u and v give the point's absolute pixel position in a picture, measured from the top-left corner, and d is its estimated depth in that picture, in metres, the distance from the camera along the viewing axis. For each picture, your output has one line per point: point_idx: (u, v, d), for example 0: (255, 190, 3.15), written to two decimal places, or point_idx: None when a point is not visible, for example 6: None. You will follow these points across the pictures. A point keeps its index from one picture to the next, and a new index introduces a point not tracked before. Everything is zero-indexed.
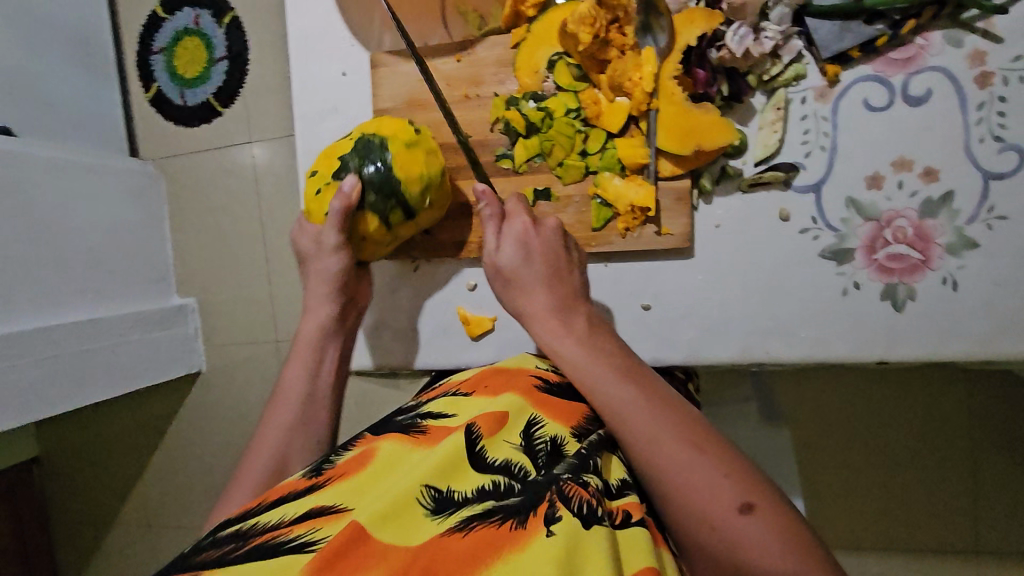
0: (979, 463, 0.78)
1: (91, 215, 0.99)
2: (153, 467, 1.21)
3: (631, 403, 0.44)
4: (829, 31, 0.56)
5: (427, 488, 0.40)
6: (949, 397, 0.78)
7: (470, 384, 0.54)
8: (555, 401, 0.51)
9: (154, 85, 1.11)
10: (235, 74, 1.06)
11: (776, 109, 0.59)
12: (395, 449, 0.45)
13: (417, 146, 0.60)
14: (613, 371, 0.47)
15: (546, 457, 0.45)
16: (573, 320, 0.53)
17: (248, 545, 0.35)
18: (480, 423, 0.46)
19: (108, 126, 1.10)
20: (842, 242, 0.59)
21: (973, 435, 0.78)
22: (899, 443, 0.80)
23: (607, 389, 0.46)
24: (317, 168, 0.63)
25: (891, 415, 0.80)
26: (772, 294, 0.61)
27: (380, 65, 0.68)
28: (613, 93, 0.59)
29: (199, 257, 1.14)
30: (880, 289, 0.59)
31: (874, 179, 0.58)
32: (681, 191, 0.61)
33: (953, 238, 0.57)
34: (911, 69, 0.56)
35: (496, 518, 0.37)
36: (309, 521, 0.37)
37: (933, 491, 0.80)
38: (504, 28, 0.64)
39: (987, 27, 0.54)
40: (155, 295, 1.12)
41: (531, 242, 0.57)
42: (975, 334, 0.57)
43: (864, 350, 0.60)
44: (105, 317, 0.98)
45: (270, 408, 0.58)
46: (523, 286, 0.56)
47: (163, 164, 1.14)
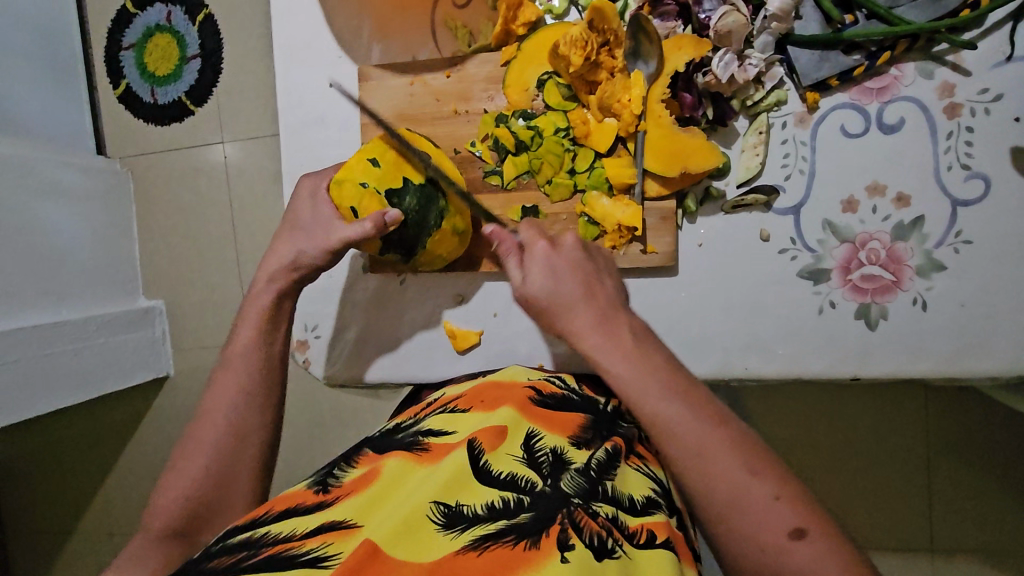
0: (936, 468, 0.82)
1: (55, 215, 0.96)
2: (117, 473, 1.18)
3: (685, 425, 0.44)
4: (809, 60, 0.58)
5: (437, 505, 0.41)
6: (910, 406, 0.82)
7: (466, 400, 0.57)
8: (548, 414, 0.55)
9: (123, 82, 1.08)
10: (209, 72, 1.04)
11: (758, 134, 0.61)
12: (399, 465, 0.46)
13: (459, 234, 0.64)
14: (658, 386, 0.46)
15: (550, 467, 0.47)
16: (617, 328, 0.50)
17: (260, 555, 0.36)
18: (481, 437, 0.48)
19: (74, 122, 1.07)
20: (818, 262, 0.62)
21: (931, 442, 0.82)
22: (863, 449, 0.84)
23: (657, 408, 0.45)
24: (377, 163, 0.58)
25: (855, 423, 0.84)
26: (751, 311, 0.63)
27: (369, 78, 0.68)
28: (602, 114, 0.60)
29: (169, 259, 1.12)
30: (854, 309, 0.61)
31: (850, 204, 0.61)
32: (668, 211, 0.62)
33: (922, 260, 0.60)
34: (886, 98, 0.59)
35: (509, 538, 0.39)
36: (320, 535, 0.38)
37: (890, 498, 0.84)
38: (494, 45, 0.64)
39: (956, 61, 0.57)
40: (121, 297, 1.09)
41: (556, 261, 0.54)
42: (941, 352, 0.60)
43: (837, 365, 0.62)
44: (68, 320, 0.95)
45: (218, 374, 0.58)
46: (559, 304, 0.52)
47: (132, 163, 1.12)
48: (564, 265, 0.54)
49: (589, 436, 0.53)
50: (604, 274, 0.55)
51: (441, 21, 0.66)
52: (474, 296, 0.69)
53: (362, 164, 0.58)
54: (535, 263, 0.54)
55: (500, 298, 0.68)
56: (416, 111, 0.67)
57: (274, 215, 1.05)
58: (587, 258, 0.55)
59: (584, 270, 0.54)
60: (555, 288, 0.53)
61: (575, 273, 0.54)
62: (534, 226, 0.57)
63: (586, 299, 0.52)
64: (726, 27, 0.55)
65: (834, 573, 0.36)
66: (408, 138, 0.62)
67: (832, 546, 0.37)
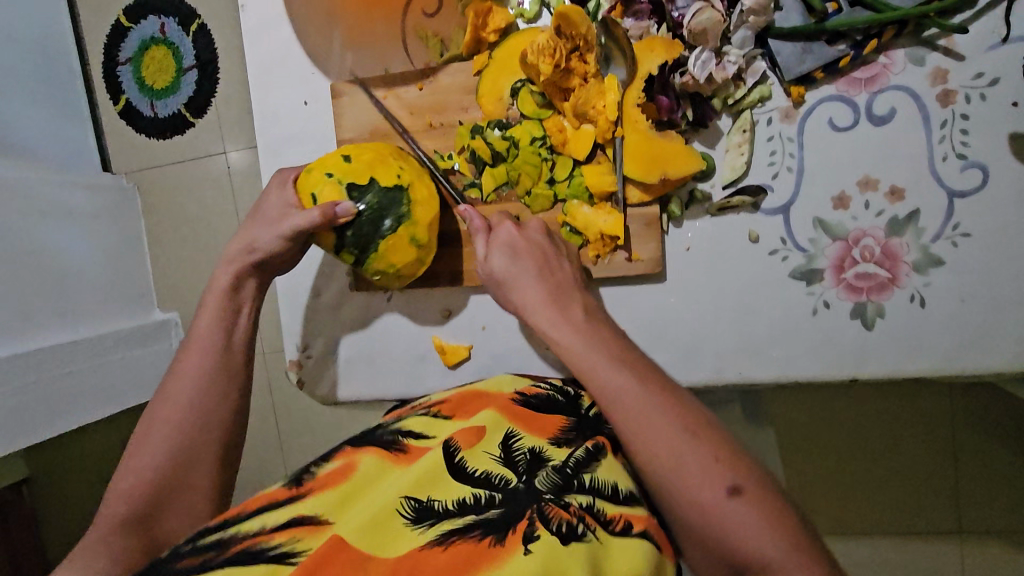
0: (960, 458, 0.80)
1: (65, 232, 0.97)
2: None
3: (631, 396, 0.44)
4: (792, 53, 0.55)
5: (407, 499, 0.43)
6: (929, 399, 0.79)
7: (449, 407, 0.56)
8: (531, 415, 0.55)
9: (123, 97, 1.07)
10: (205, 83, 1.03)
11: (742, 132, 0.58)
12: (375, 464, 0.47)
13: (418, 247, 0.61)
14: (608, 357, 0.47)
15: (527, 464, 0.47)
16: (571, 308, 0.52)
17: (228, 552, 0.38)
18: (459, 438, 0.50)
19: (77, 139, 1.07)
20: (810, 262, 0.60)
21: (953, 433, 0.79)
22: (883, 444, 0.82)
23: (605, 376, 0.45)
24: (353, 158, 0.60)
25: (875, 418, 0.81)
26: (744, 314, 0.62)
27: (341, 94, 0.66)
28: (578, 120, 0.58)
29: (178, 272, 1.12)
30: (849, 309, 0.59)
31: (841, 200, 0.58)
32: (652, 217, 0.60)
33: (919, 256, 0.57)
34: (874, 88, 0.56)
35: (475, 534, 0.40)
36: (291, 530, 0.40)
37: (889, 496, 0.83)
38: (465, 54, 0.62)
39: (948, 45, 0.54)
40: (136, 311, 1.10)
41: (517, 243, 0.56)
42: (942, 349, 0.58)
43: (835, 367, 0.60)
44: (85, 337, 0.95)
45: (180, 355, 0.58)
46: (516, 284, 0.54)
47: (138, 178, 1.12)
48: (524, 246, 0.56)
49: (572, 436, 0.52)
50: (562, 257, 0.57)
51: (412, 31, 0.65)
52: (462, 310, 0.68)
53: (337, 159, 0.61)
54: (499, 244, 0.57)
55: (488, 311, 0.68)
56: (393, 126, 0.66)
57: None
58: (548, 241, 0.57)
59: (544, 252, 0.56)
60: (514, 268, 0.55)
61: (534, 256, 0.56)
62: (503, 215, 0.60)
63: (541, 278, 0.54)
64: (699, 25, 0.53)
65: (762, 531, 0.36)
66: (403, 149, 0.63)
67: (768, 508, 0.37)
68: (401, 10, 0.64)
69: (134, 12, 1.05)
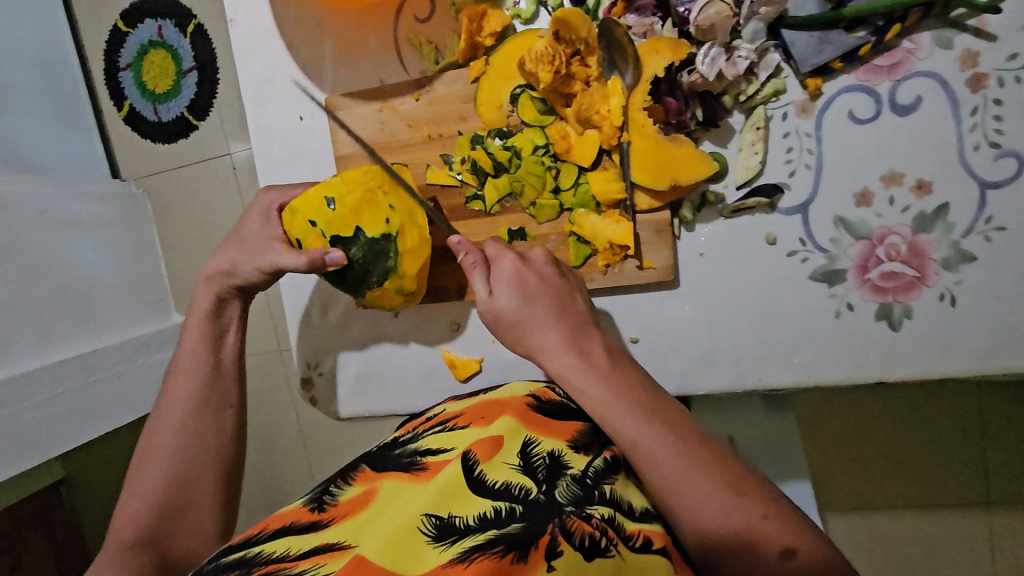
0: (992, 472, 0.73)
1: (76, 247, 0.96)
2: None
3: (663, 450, 0.42)
4: (807, 43, 0.52)
5: (429, 516, 0.40)
6: (960, 408, 0.73)
7: (465, 417, 0.54)
8: (547, 421, 0.52)
9: (127, 103, 1.06)
10: (206, 86, 1.01)
11: (756, 129, 0.55)
12: (394, 486, 0.45)
13: (404, 295, 0.60)
14: (633, 406, 0.45)
15: (546, 473, 0.45)
16: (589, 348, 0.50)
17: (253, 574, 0.36)
18: (477, 450, 0.47)
19: (85, 149, 1.06)
20: (832, 263, 0.57)
21: (984, 445, 0.73)
22: (906, 454, 0.76)
23: (632, 427, 0.44)
24: (336, 202, 0.55)
25: (898, 424, 0.75)
26: (763, 319, 0.59)
27: (336, 108, 0.65)
28: (581, 126, 0.56)
29: (191, 279, 1.12)
30: (874, 310, 0.57)
31: (863, 196, 0.55)
32: (662, 223, 0.58)
33: (949, 253, 0.54)
34: (898, 75, 0.52)
35: (496, 551, 0.37)
36: (314, 557, 0.37)
37: (953, 496, 0.75)
38: (461, 61, 0.60)
39: (979, 25, 0.50)
40: (155, 316, 1.10)
41: (525, 279, 0.52)
42: (975, 349, 0.55)
43: (860, 372, 0.58)
44: (108, 346, 0.96)
45: (170, 378, 0.59)
46: (529, 324, 0.51)
47: (147, 183, 1.10)
48: (533, 283, 0.52)
49: (587, 442, 0.50)
50: (575, 295, 0.54)
51: (404, 38, 0.62)
52: (469, 322, 0.67)
53: (317, 202, 0.56)
54: (505, 279, 0.53)
55: None
56: (391, 138, 0.64)
57: None
58: (556, 274, 0.54)
59: (554, 286, 0.53)
60: (527, 304, 0.51)
61: (544, 293, 0.52)
62: (500, 243, 0.56)
63: (556, 317, 0.51)
64: (707, 20, 0.50)
65: None
66: (388, 182, 0.58)
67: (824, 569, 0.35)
68: (391, 16, 0.62)
69: (131, 16, 1.02)
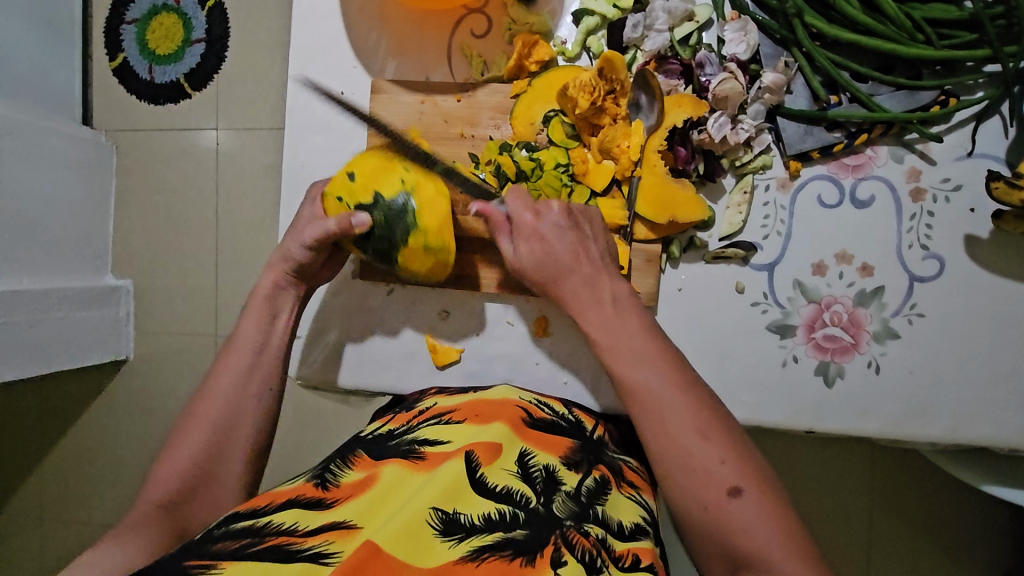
0: (877, 528, 0.86)
1: (31, 182, 0.95)
2: (65, 449, 1.19)
3: (658, 389, 0.50)
4: (795, 131, 0.63)
5: (435, 510, 0.40)
6: (859, 467, 0.86)
7: (460, 413, 0.55)
8: (539, 435, 0.54)
9: (121, 56, 1.08)
10: (211, 59, 1.05)
11: (743, 193, 0.65)
12: (396, 473, 0.45)
13: (434, 254, 0.60)
14: (633, 351, 0.53)
15: (544, 484, 0.47)
16: (601, 293, 0.56)
17: (264, 545, 0.36)
18: (478, 451, 0.47)
19: (64, 92, 1.06)
20: (786, 318, 0.66)
21: (874, 501, 0.86)
22: (811, 498, 0.87)
23: (628, 371, 0.52)
24: (354, 172, 0.60)
25: (810, 471, 0.87)
26: (722, 358, 0.67)
27: (380, 91, 0.70)
28: (601, 155, 0.64)
29: (144, 240, 1.12)
30: (814, 365, 0.65)
31: (819, 267, 0.65)
32: (653, 254, 0.65)
33: (880, 327, 0.64)
34: (860, 175, 0.64)
35: (506, 553, 0.38)
36: (322, 532, 0.37)
37: (844, 543, 0.86)
38: (506, 77, 0.67)
39: (924, 150, 0.63)
40: (89, 273, 1.09)
41: (544, 235, 0.58)
42: (888, 414, 0.64)
43: (794, 418, 0.66)
44: (28, 290, 0.93)
45: (221, 356, 0.59)
46: (551, 275, 0.58)
47: (118, 137, 1.11)
48: (547, 237, 0.58)
49: (578, 459, 0.54)
50: (590, 241, 0.59)
51: (458, 47, 0.69)
52: (459, 312, 0.71)
53: (341, 179, 0.60)
54: (524, 237, 0.59)
55: (484, 318, 0.70)
56: (424, 128, 0.69)
57: (260, 207, 1.07)
58: (568, 224, 0.59)
59: (575, 233, 0.59)
60: (546, 256, 0.58)
61: (562, 243, 0.58)
62: (520, 194, 0.60)
63: (573, 266, 0.58)
64: (723, 91, 0.60)
65: (760, 528, 0.42)
66: (409, 149, 0.61)
67: (766, 508, 0.43)
68: (450, 26, 0.69)
69: None
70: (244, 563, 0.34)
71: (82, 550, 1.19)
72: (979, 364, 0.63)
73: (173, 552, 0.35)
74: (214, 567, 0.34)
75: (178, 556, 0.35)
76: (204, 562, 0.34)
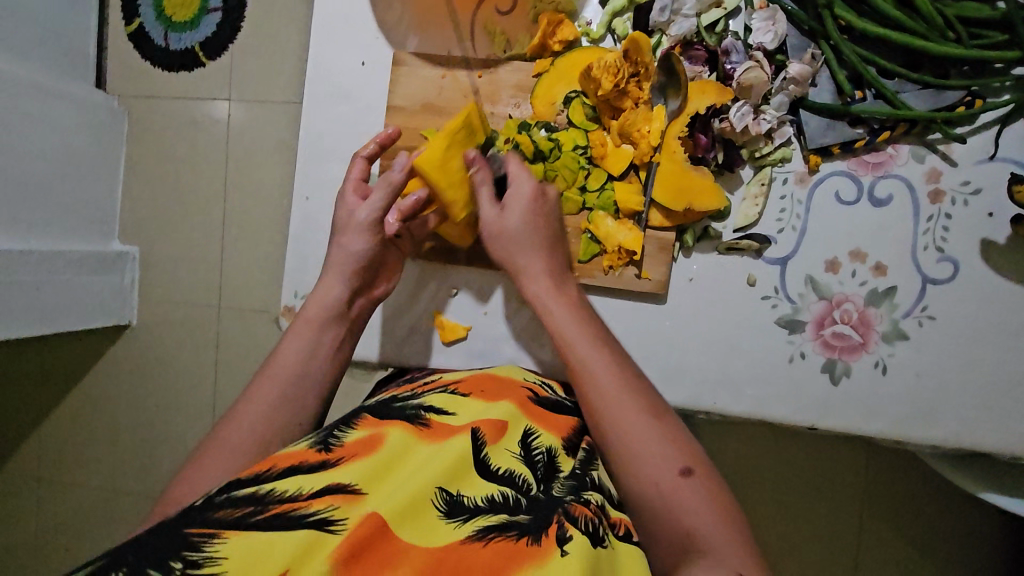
0: (864, 534, 0.86)
1: (42, 142, 0.94)
2: (65, 413, 1.20)
3: (605, 373, 0.54)
4: (818, 125, 0.62)
5: (440, 491, 0.40)
6: (849, 470, 0.86)
7: (467, 385, 0.55)
8: (543, 414, 0.54)
9: (137, 21, 1.07)
10: (227, 29, 1.05)
11: (760, 185, 0.64)
12: (401, 439, 0.45)
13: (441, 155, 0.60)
14: (594, 338, 0.57)
15: (545, 470, 0.47)
16: (567, 285, 0.61)
17: (267, 510, 0.35)
18: (484, 429, 0.47)
19: (79, 54, 1.05)
20: (795, 314, 0.65)
21: (863, 505, 0.86)
22: (801, 501, 0.87)
23: (588, 350, 0.56)
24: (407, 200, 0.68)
25: (801, 473, 0.87)
26: (728, 351, 0.66)
27: (401, 63, 0.69)
28: (620, 140, 0.63)
29: (152, 208, 1.12)
30: (822, 362, 0.65)
31: (832, 264, 0.65)
32: (666, 242, 0.65)
33: (889, 328, 0.64)
34: (879, 172, 0.63)
35: (513, 534, 0.38)
36: (327, 497, 0.37)
37: (832, 546, 0.87)
38: (529, 56, 0.67)
39: (946, 151, 0.62)
40: (96, 237, 1.09)
41: (531, 203, 0.62)
42: (891, 416, 0.64)
43: (798, 414, 0.66)
44: (36, 250, 0.93)
45: (258, 376, 0.55)
46: (523, 242, 0.61)
47: (131, 103, 1.11)
48: (540, 208, 0.62)
49: (576, 440, 0.54)
50: (563, 236, 0.64)
51: (481, 24, 0.68)
52: (469, 291, 0.71)
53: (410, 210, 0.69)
54: (512, 197, 0.62)
55: (494, 297, 0.70)
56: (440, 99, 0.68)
57: (270, 181, 1.07)
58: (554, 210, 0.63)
59: (556, 219, 0.63)
60: (528, 225, 0.61)
61: (543, 219, 0.62)
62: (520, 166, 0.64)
63: (547, 247, 0.62)
64: (748, 80, 0.59)
65: (707, 503, 0.46)
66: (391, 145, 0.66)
67: (712, 489, 0.47)
68: (473, 3, 0.68)
69: None
70: (248, 530, 0.34)
71: (79, 514, 1.21)
72: (986, 371, 0.62)
73: (170, 518, 0.34)
74: (218, 535, 0.33)
75: (176, 523, 0.34)
76: (208, 531, 0.33)
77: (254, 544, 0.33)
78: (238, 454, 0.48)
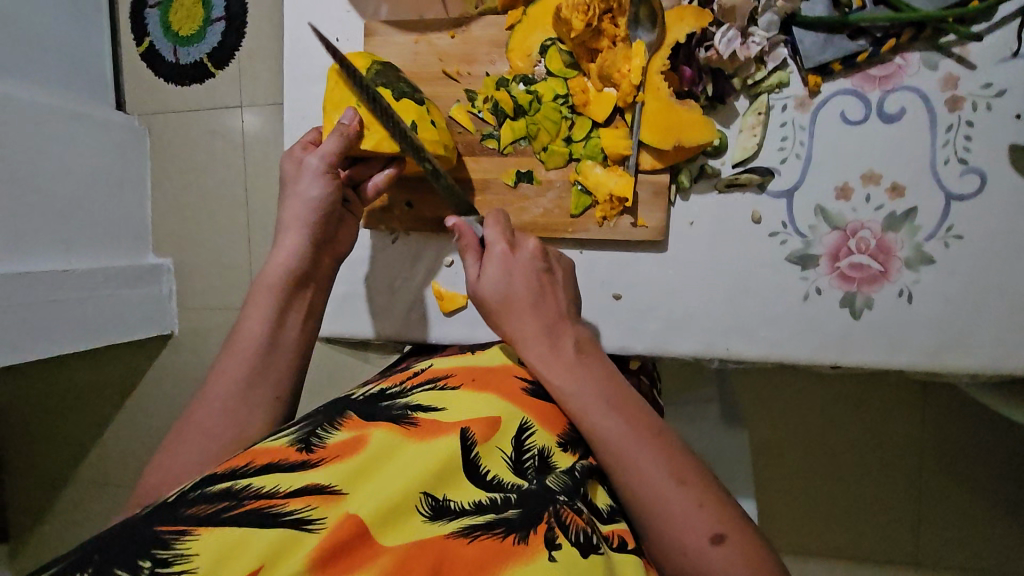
0: (923, 482, 0.84)
1: (69, 164, 0.98)
2: (120, 420, 1.26)
3: (616, 435, 0.46)
4: (813, 42, 0.58)
5: (426, 495, 0.37)
6: (903, 421, 0.84)
7: (456, 378, 0.50)
8: (542, 405, 0.50)
9: (147, 40, 1.11)
10: (232, 37, 1.06)
11: (757, 114, 0.61)
12: (389, 436, 0.41)
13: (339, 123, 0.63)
14: (598, 398, 0.48)
15: (536, 474, 0.43)
16: (562, 342, 0.52)
17: (241, 507, 0.32)
18: (475, 428, 0.43)
19: (99, 78, 1.09)
20: (807, 248, 0.62)
21: (919, 454, 0.84)
22: (852, 453, 0.86)
23: (594, 419, 0.47)
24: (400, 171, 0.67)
25: (850, 426, 0.85)
26: (737, 294, 0.63)
27: (374, 33, 0.68)
28: (601, 83, 0.61)
29: (177, 219, 1.16)
30: (839, 297, 0.61)
31: (843, 190, 0.60)
32: (661, 185, 0.62)
33: (912, 253, 0.59)
34: (888, 86, 0.58)
35: (498, 531, 0.36)
36: (305, 495, 0.34)
37: (886, 496, 0.86)
38: (500, 8, 0.65)
39: (962, 53, 0.57)
40: (130, 252, 1.14)
41: (514, 268, 0.55)
42: (920, 347, 0.60)
43: (819, 354, 0.62)
44: (76, 269, 0.98)
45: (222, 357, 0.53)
46: (512, 310, 0.54)
47: (150, 121, 1.14)
48: (522, 270, 0.55)
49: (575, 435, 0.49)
50: (557, 282, 0.57)
51: None
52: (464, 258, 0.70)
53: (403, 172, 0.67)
54: (494, 264, 0.56)
55: None
56: (415, 66, 0.67)
57: None
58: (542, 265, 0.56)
59: (548, 275, 0.56)
60: (510, 292, 0.54)
61: (527, 279, 0.55)
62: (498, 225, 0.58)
63: (536, 310, 0.54)
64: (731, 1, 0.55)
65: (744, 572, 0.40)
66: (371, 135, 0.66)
67: (749, 552, 0.41)
68: None
69: None
70: (220, 527, 0.31)
71: None
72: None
73: (143, 514, 0.32)
74: (187, 534, 0.30)
75: (148, 519, 0.32)
76: (178, 530, 0.31)
77: (224, 541, 0.30)
78: (246, 434, 0.49)
